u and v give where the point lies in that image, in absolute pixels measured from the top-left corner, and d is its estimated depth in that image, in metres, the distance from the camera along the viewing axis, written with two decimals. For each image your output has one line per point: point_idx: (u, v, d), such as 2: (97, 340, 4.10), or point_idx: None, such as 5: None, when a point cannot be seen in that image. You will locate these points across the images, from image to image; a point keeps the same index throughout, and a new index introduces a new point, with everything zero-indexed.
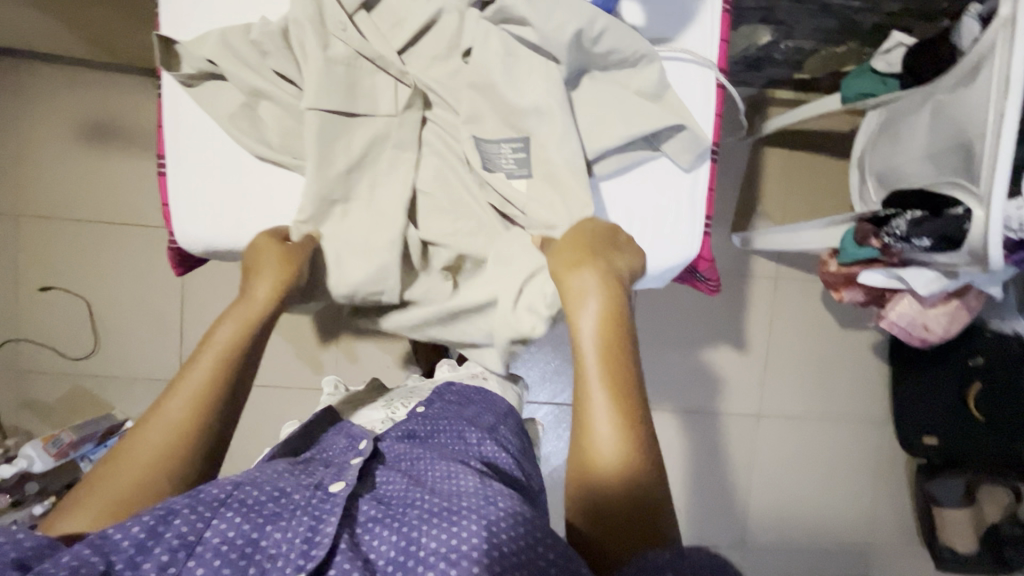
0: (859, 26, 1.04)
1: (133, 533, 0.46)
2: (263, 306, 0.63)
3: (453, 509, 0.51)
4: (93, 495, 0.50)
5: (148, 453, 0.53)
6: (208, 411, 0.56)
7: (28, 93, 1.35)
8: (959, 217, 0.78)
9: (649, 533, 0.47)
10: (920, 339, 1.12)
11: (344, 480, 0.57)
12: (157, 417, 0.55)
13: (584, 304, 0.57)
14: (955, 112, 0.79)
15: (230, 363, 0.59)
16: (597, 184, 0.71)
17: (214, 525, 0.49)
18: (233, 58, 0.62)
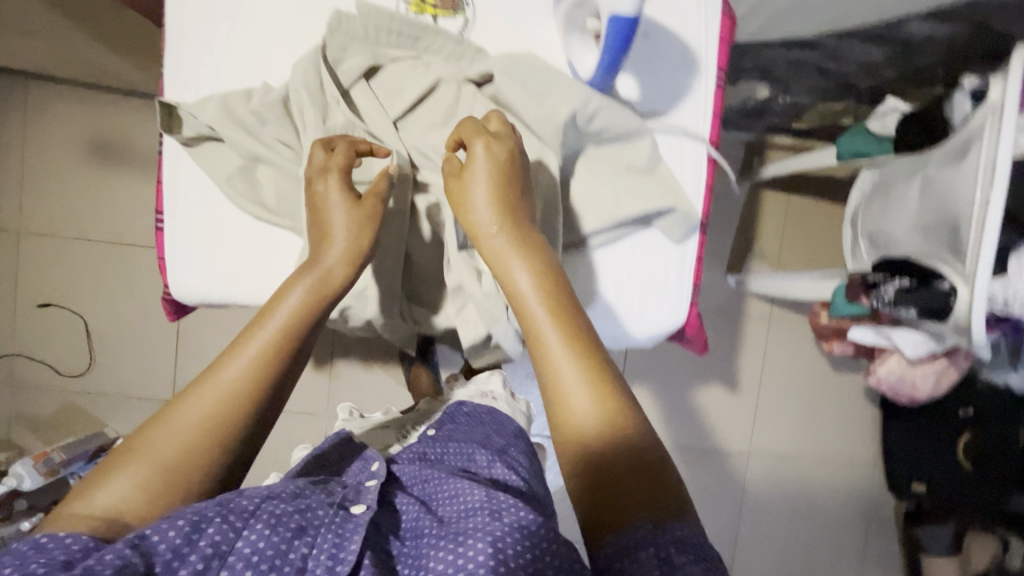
0: (855, 87, 1.05)
1: (173, 532, 0.46)
2: (339, 276, 0.60)
3: (457, 531, 0.52)
4: (140, 456, 0.49)
5: (196, 420, 0.51)
6: (261, 391, 0.54)
7: (34, 113, 1.36)
8: (946, 292, 0.79)
9: (649, 497, 0.44)
10: (908, 396, 1.13)
11: (363, 501, 0.57)
12: (209, 384, 0.52)
13: (515, 268, 0.56)
14: (943, 189, 0.81)
15: (290, 340, 0.56)
16: (616, 246, 0.72)
17: (243, 537, 0.48)
18: (232, 124, 0.63)
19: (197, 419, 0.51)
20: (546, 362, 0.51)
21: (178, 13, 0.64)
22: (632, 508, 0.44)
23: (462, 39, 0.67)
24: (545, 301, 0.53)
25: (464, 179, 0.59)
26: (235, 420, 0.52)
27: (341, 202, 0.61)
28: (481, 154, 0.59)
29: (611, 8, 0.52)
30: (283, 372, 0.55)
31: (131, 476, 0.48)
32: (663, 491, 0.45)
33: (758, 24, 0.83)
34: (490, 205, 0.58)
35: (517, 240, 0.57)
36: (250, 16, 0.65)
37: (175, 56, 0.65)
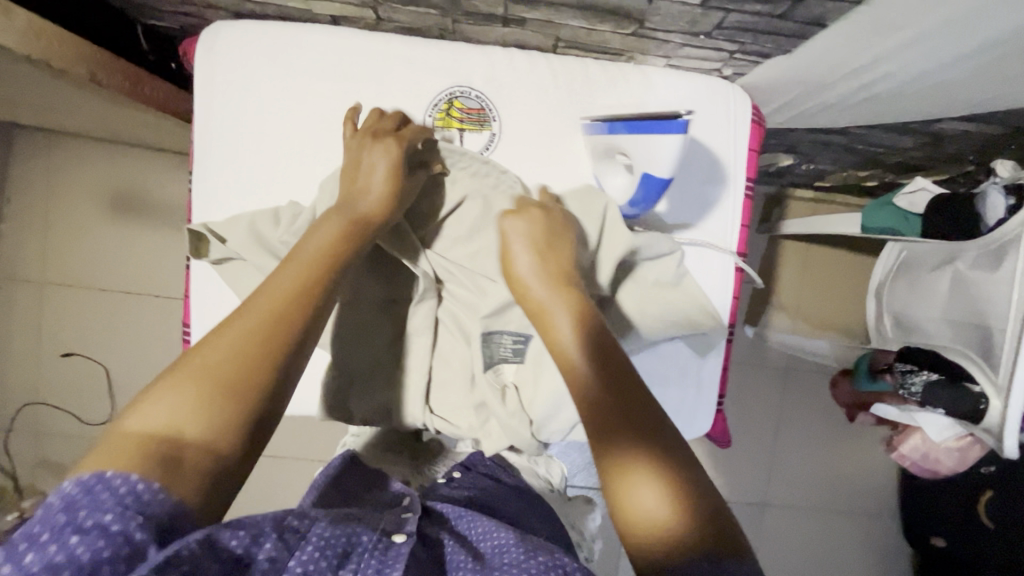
0: (882, 161, 1.03)
1: (236, 540, 0.38)
2: (379, 188, 0.56)
3: (495, 566, 0.44)
4: (191, 371, 0.41)
5: (243, 331, 0.43)
6: (304, 311, 0.46)
7: (59, 166, 1.36)
8: (976, 396, 0.77)
9: (693, 495, 0.41)
10: (931, 470, 1.12)
11: (404, 529, 0.47)
12: (249, 305, 0.46)
13: (561, 321, 0.52)
14: (976, 292, 0.80)
15: (325, 269, 0.50)
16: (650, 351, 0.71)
17: (295, 558, 0.39)
18: (257, 246, 0.63)
19: (243, 336, 0.43)
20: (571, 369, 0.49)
21: (211, 132, 0.66)
22: (676, 504, 0.40)
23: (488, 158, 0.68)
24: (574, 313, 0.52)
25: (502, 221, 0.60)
26: (285, 327, 0.45)
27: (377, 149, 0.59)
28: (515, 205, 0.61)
29: (643, 166, 0.57)
30: (329, 278, 0.50)
31: (179, 393, 0.40)
32: (704, 492, 0.42)
33: (786, 117, 0.81)
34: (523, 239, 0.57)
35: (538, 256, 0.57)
36: (280, 135, 0.66)
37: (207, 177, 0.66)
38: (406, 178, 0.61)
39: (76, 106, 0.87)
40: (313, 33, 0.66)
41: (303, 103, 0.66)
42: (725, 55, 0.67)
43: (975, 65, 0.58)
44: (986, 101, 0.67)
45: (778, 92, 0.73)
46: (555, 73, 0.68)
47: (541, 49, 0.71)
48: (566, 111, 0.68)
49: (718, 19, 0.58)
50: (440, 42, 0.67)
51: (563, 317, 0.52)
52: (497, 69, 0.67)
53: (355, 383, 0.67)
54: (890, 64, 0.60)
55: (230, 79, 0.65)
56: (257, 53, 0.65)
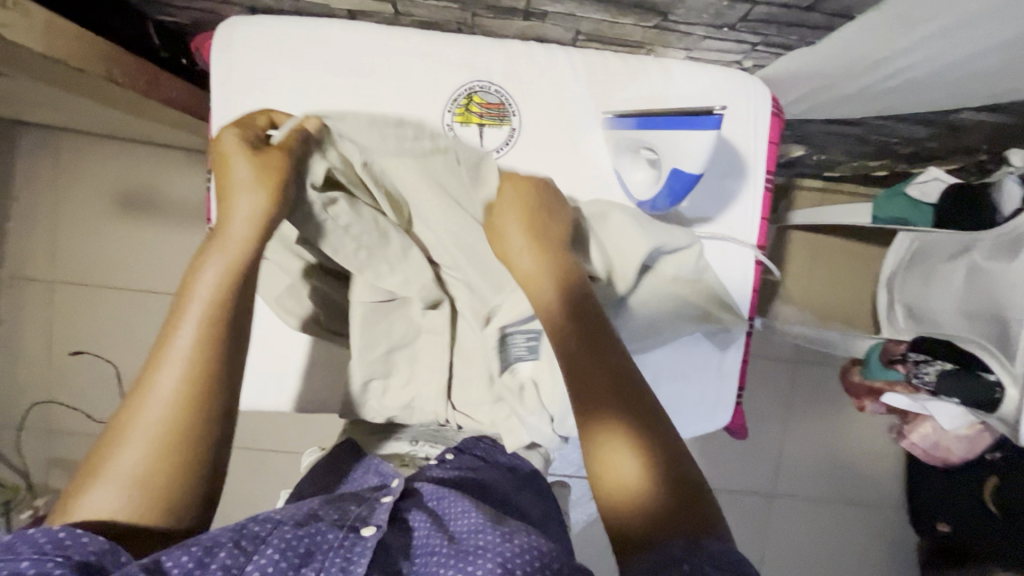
0: (894, 152, 1.03)
1: (183, 559, 0.37)
2: (246, 212, 0.47)
3: (467, 549, 0.44)
4: (109, 476, 0.41)
5: (154, 423, 0.42)
6: (212, 367, 0.44)
7: (66, 164, 1.34)
8: (992, 385, 0.78)
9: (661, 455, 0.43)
10: (941, 458, 1.14)
11: (374, 520, 0.48)
12: (149, 388, 0.43)
13: (548, 284, 0.53)
14: (989, 281, 0.81)
15: (228, 300, 0.46)
16: (667, 350, 0.71)
17: (252, 563, 0.39)
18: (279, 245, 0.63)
19: (158, 414, 0.42)
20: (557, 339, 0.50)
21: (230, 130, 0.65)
22: (644, 461, 0.43)
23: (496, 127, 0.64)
24: (559, 281, 0.53)
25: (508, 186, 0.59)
26: (199, 405, 0.43)
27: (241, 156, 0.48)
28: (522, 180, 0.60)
29: (672, 160, 0.57)
30: (228, 331, 0.46)
31: (108, 489, 0.40)
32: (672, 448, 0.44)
33: (802, 109, 0.81)
34: (517, 206, 0.56)
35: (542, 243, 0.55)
36: None
37: None
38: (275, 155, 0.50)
39: (85, 105, 0.86)
40: (332, 29, 0.65)
41: (322, 100, 0.65)
42: (747, 48, 0.67)
43: (1001, 57, 0.58)
44: (1007, 92, 0.67)
45: (798, 84, 0.72)
46: (575, 67, 0.67)
47: (560, 43, 0.70)
48: (586, 105, 0.68)
49: (744, 11, 0.58)
50: (459, 37, 0.67)
51: (551, 283, 0.53)
52: (517, 63, 0.67)
53: (377, 381, 0.67)
54: (913, 56, 0.60)
55: (248, 77, 0.65)
56: (275, 50, 0.65)
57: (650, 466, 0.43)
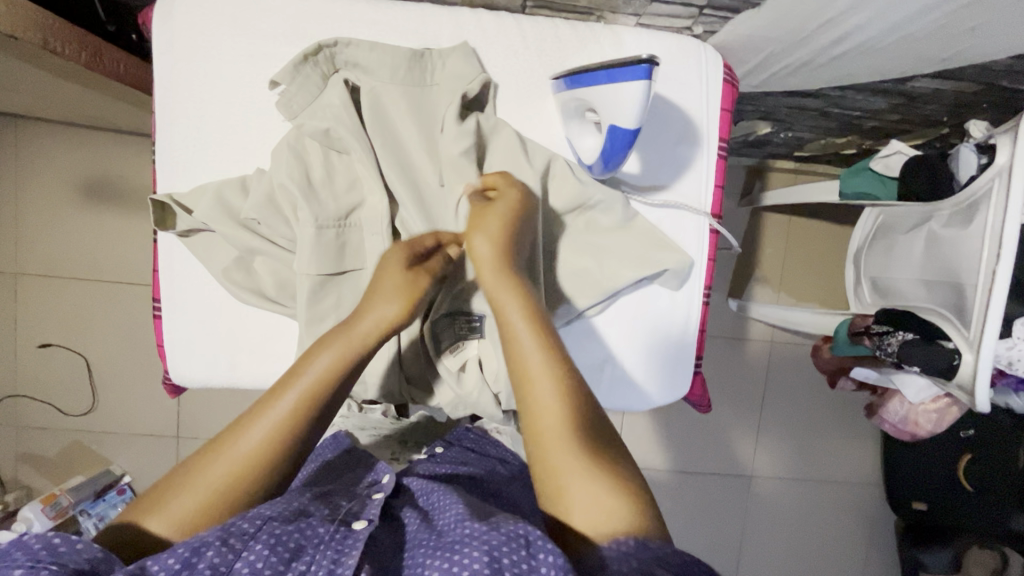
0: (858, 127, 1.03)
1: (171, 561, 0.39)
2: (367, 338, 0.54)
3: (451, 540, 0.43)
4: (173, 502, 0.45)
5: (219, 480, 0.46)
6: (286, 453, 0.48)
7: (28, 154, 1.32)
8: (950, 352, 0.78)
9: (637, 508, 0.45)
10: (911, 432, 1.13)
11: (363, 515, 0.49)
12: (233, 443, 0.47)
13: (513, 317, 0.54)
14: (949, 249, 0.81)
15: (317, 399, 0.50)
16: (617, 313, 0.71)
17: (241, 560, 0.40)
18: (225, 216, 0.62)
19: (228, 472, 0.46)
20: (529, 399, 0.50)
21: (175, 102, 0.64)
22: (599, 496, 0.45)
23: (422, 62, 0.64)
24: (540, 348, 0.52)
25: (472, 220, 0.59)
26: (254, 484, 0.47)
27: (398, 272, 0.57)
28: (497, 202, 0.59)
29: (610, 119, 0.56)
30: (307, 432, 0.49)
31: (158, 524, 0.44)
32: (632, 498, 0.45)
33: (760, 80, 0.81)
34: (490, 246, 0.57)
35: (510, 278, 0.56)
36: (242, 104, 0.65)
37: (173, 149, 0.65)
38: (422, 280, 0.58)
39: (34, 84, 0.83)
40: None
41: (267, 69, 0.64)
42: (694, 12, 0.65)
43: (943, 14, 0.58)
44: (958, 55, 0.67)
45: (751, 52, 0.72)
46: (526, 34, 0.66)
47: (511, 10, 0.69)
48: (537, 74, 0.67)
49: None
50: (406, 3, 0.66)
51: (533, 354, 0.51)
52: (464, 31, 0.66)
53: None
54: (860, 14, 0.59)
55: (189, 45, 0.63)
56: (217, 18, 0.63)
57: (625, 515, 0.45)
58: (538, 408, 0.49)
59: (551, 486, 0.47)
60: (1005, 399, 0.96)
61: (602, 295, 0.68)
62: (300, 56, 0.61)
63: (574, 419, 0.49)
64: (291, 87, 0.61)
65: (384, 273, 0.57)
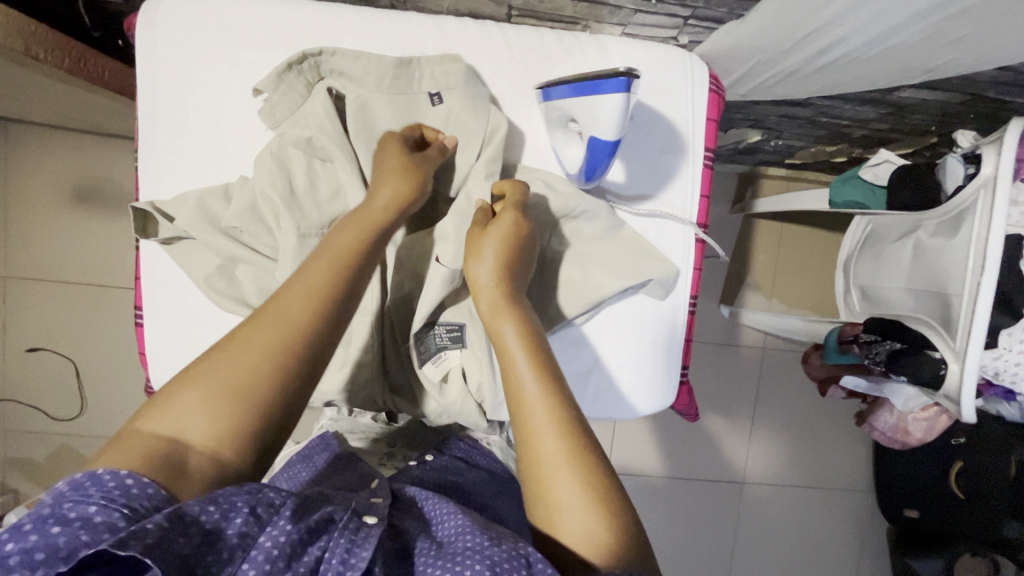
0: (848, 135, 1.03)
1: (205, 515, 0.36)
2: (385, 215, 0.55)
3: (452, 553, 0.41)
4: (207, 379, 0.42)
5: (257, 347, 0.44)
6: (325, 311, 0.48)
7: (16, 157, 1.31)
8: (936, 362, 0.78)
9: (626, 528, 0.45)
10: (901, 440, 1.13)
11: (375, 512, 0.44)
12: (265, 316, 0.46)
13: (508, 334, 0.54)
14: (936, 258, 0.81)
15: (344, 272, 0.51)
16: (601, 323, 0.71)
17: (264, 534, 0.37)
18: (207, 225, 0.61)
19: (266, 339, 0.45)
20: (522, 411, 0.49)
21: (159, 110, 0.64)
22: (590, 514, 0.44)
23: (408, 70, 0.64)
24: (533, 367, 0.51)
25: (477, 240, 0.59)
26: (296, 349, 0.45)
27: (392, 153, 0.59)
28: (508, 222, 0.59)
29: (590, 130, 0.56)
30: (341, 302, 0.49)
31: (199, 395, 0.42)
32: (625, 526, 0.45)
33: (748, 89, 0.81)
34: (491, 266, 0.58)
35: (507, 300, 0.56)
36: (225, 111, 0.64)
37: (157, 157, 0.64)
38: (416, 160, 0.60)
39: (19, 90, 0.83)
40: (259, 4, 0.64)
41: (251, 76, 0.64)
42: (679, 22, 0.65)
43: (926, 24, 0.58)
44: (944, 64, 0.67)
45: (736, 62, 0.72)
46: (510, 43, 0.66)
47: (495, 19, 0.69)
48: (522, 83, 0.67)
49: None
50: (390, 12, 0.66)
51: (519, 353, 0.53)
52: (448, 40, 0.66)
53: None
54: (843, 26, 0.59)
55: (173, 54, 0.63)
56: (200, 25, 0.63)
57: (614, 538, 0.44)
58: (525, 409, 0.49)
59: (535, 488, 0.47)
60: (995, 407, 0.96)
61: (587, 306, 0.68)
62: (284, 64, 0.61)
63: (567, 429, 0.48)
64: (274, 94, 0.61)
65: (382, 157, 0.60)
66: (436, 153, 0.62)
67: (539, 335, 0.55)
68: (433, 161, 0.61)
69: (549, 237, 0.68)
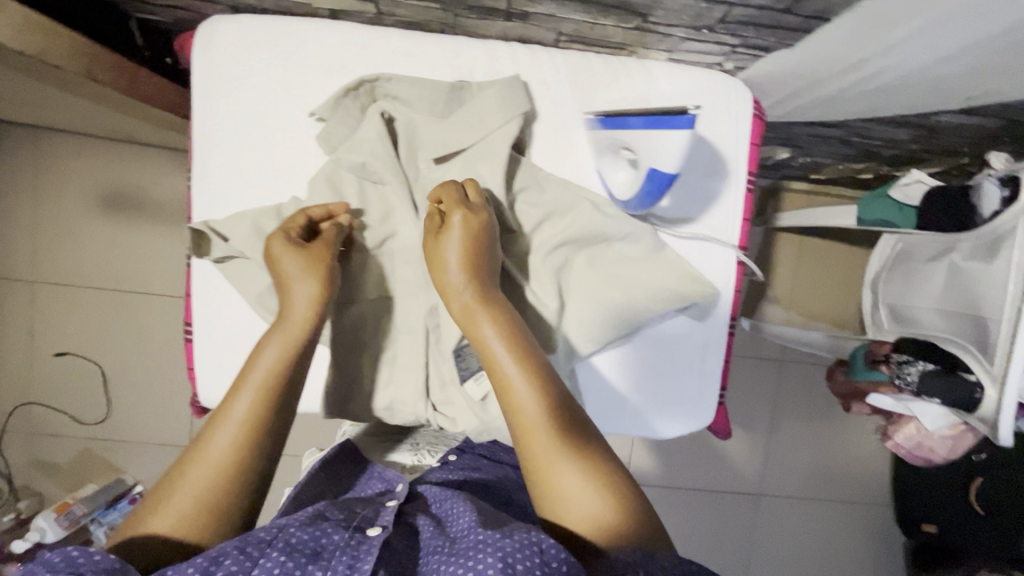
0: (877, 154, 1.04)
1: (189, 569, 0.37)
2: (306, 322, 0.55)
3: (464, 548, 0.42)
4: (155, 522, 0.43)
5: (209, 469, 0.46)
6: (259, 442, 0.48)
7: (46, 162, 1.30)
8: (972, 386, 0.79)
9: (625, 500, 0.46)
10: (924, 458, 1.14)
11: (378, 522, 0.49)
12: (212, 432, 0.48)
13: (488, 332, 0.55)
14: (971, 283, 0.82)
15: (280, 379, 0.51)
16: (643, 343, 0.72)
17: (259, 566, 0.39)
18: (262, 245, 0.62)
19: (217, 455, 0.46)
20: (516, 412, 0.50)
21: (214, 130, 0.65)
22: (595, 498, 0.46)
23: (460, 94, 0.65)
24: (518, 360, 0.53)
25: (442, 238, 0.59)
26: (253, 449, 0.48)
27: (293, 254, 0.57)
28: (459, 223, 0.59)
29: (650, 162, 0.58)
30: (281, 403, 0.51)
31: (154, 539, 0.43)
32: (628, 501, 0.47)
33: (785, 111, 0.81)
34: (460, 258, 0.58)
35: (484, 293, 0.57)
36: (279, 133, 0.66)
37: (211, 178, 0.66)
38: (322, 253, 0.59)
39: (65, 102, 0.84)
40: (314, 28, 0.65)
41: (305, 100, 0.65)
42: (727, 49, 0.66)
43: (975, 57, 0.59)
44: (986, 92, 0.68)
45: (777, 87, 0.73)
46: (558, 68, 0.67)
47: (543, 43, 0.70)
48: (569, 107, 0.68)
49: (721, 13, 0.57)
50: (442, 37, 0.67)
51: (501, 351, 0.53)
52: (498, 64, 0.67)
53: (360, 379, 0.68)
54: (890, 57, 0.60)
55: (229, 76, 0.65)
56: (256, 50, 0.64)
57: (614, 511, 0.46)
58: (520, 407, 0.51)
59: (540, 485, 0.48)
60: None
61: (632, 327, 0.69)
62: (342, 89, 0.63)
63: (556, 423, 0.50)
64: (331, 119, 0.64)
65: (277, 260, 0.58)
66: (335, 235, 0.61)
67: (518, 325, 0.56)
68: (335, 238, 0.61)
69: (594, 257, 0.69)
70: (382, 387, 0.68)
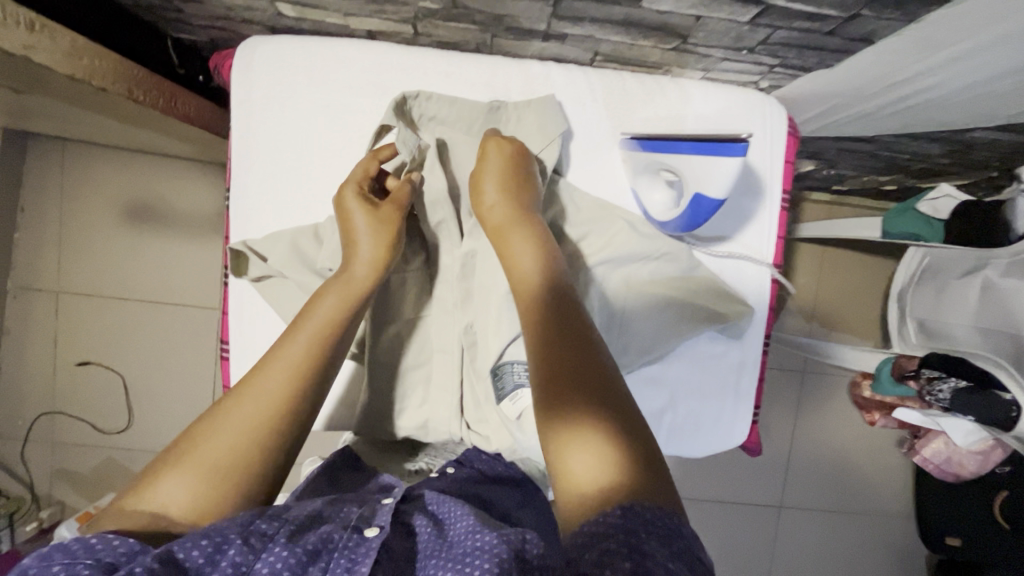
0: (905, 167, 1.03)
1: (195, 552, 0.36)
2: (366, 273, 0.56)
3: (460, 553, 0.40)
4: (196, 454, 0.42)
5: (255, 405, 0.45)
6: (310, 384, 0.48)
7: (73, 173, 1.31)
8: (1008, 404, 0.80)
9: (633, 454, 0.41)
10: (953, 474, 1.12)
11: (376, 522, 0.45)
12: (260, 369, 0.48)
13: (520, 266, 0.55)
14: (1009, 301, 0.81)
15: (331, 333, 0.51)
16: (678, 359, 0.71)
17: (261, 561, 0.37)
18: (301, 265, 0.63)
19: (262, 393, 0.46)
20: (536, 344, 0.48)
21: (254, 150, 0.66)
22: (610, 444, 0.41)
23: (498, 114, 0.66)
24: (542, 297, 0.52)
25: (480, 178, 0.61)
26: (294, 392, 0.47)
27: (361, 205, 0.59)
28: (498, 156, 0.61)
29: (694, 186, 0.58)
30: (328, 356, 0.50)
31: (186, 476, 0.41)
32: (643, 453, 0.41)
33: (817, 126, 0.81)
34: (499, 198, 0.59)
35: (515, 229, 0.57)
36: (317, 154, 0.66)
37: (251, 198, 0.66)
38: (391, 205, 0.60)
39: (99, 119, 0.84)
40: (352, 49, 0.65)
41: (345, 121, 0.66)
42: (765, 69, 0.66)
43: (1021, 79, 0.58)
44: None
45: (812, 105, 0.73)
46: (593, 87, 0.68)
47: (579, 63, 0.70)
48: (604, 126, 0.68)
49: (764, 35, 0.57)
50: (478, 57, 0.67)
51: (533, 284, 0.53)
52: (535, 84, 0.67)
53: (394, 397, 0.68)
54: (933, 77, 0.59)
55: (268, 97, 0.65)
56: (295, 71, 0.65)
57: (619, 465, 0.40)
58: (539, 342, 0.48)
59: (555, 422, 0.43)
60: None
61: (671, 347, 0.68)
62: (399, 96, 0.63)
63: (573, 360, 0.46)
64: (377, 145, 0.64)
65: (347, 209, 0.60)
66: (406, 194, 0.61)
67: (552, 263, 0.55)
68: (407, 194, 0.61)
69: (631, 276, 0.68)
70: (415, 407, 0.68)
